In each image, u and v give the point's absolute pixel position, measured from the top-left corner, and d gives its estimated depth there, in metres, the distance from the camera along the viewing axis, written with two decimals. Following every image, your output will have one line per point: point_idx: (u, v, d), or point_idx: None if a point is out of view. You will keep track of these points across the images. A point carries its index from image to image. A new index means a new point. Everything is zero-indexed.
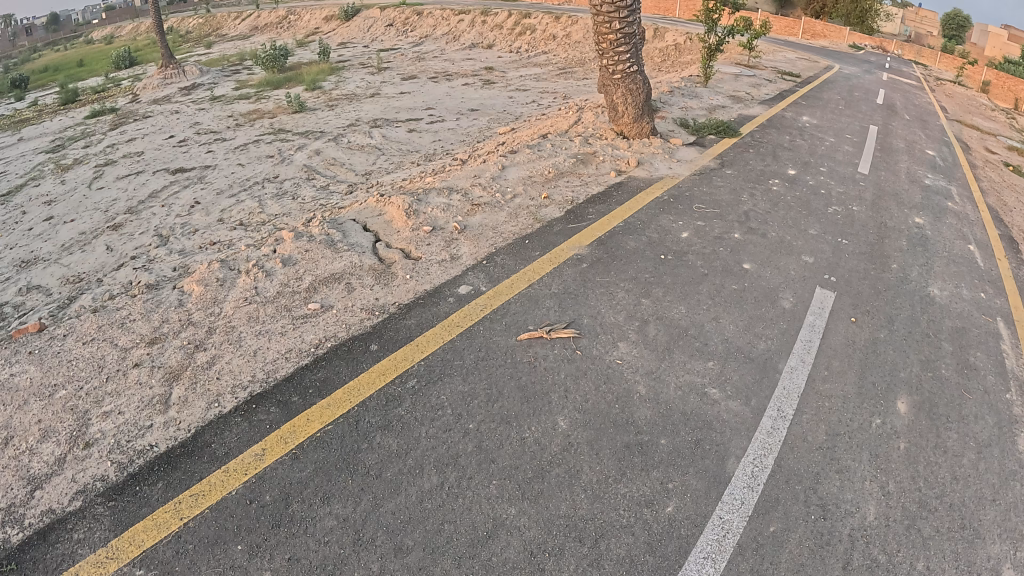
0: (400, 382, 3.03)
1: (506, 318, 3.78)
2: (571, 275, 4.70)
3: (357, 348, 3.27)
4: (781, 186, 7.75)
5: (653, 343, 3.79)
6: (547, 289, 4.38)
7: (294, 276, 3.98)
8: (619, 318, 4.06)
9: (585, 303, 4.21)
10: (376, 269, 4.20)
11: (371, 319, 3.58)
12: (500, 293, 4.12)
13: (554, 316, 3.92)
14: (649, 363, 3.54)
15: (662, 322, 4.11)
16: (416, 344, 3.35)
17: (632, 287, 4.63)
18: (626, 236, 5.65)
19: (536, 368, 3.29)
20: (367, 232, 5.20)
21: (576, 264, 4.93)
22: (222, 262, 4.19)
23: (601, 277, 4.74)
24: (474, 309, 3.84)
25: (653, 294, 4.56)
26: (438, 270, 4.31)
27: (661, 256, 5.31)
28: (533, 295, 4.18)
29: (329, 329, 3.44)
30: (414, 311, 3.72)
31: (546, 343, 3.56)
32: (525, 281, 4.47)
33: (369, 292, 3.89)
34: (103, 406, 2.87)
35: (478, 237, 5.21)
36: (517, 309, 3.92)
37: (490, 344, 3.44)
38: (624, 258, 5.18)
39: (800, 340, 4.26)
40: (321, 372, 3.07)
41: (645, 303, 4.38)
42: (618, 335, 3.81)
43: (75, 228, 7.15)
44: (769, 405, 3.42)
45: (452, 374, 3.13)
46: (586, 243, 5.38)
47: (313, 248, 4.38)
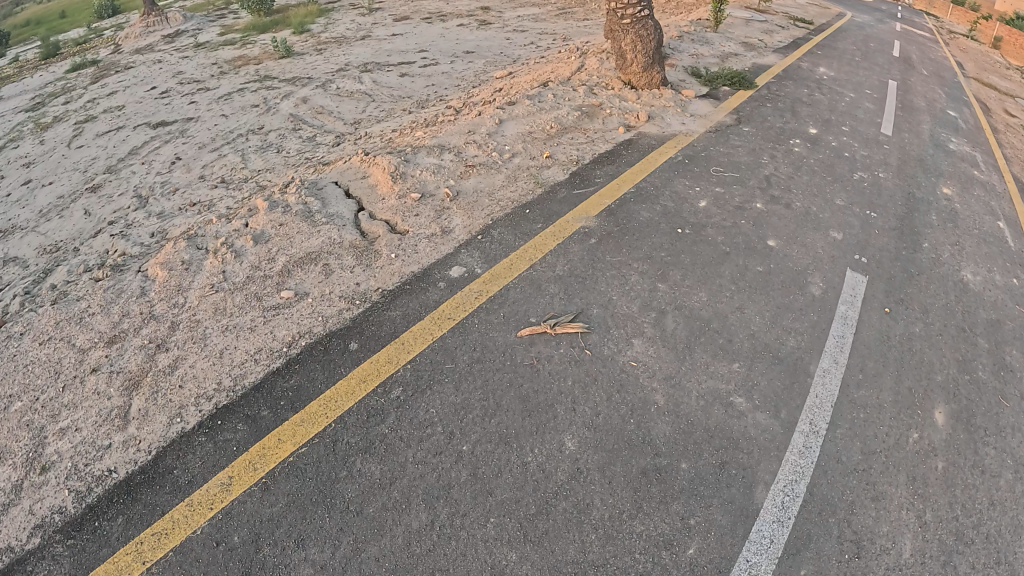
0: (383, 391, 2.68)
1: (505, 308, 3.37)
2: (575, 254, 4.26)
3: (335, 349, 2.90)
4: (802, 148, 7.16)
5: (669, 338, 3.39)
6: (548, 271, 3.95)
7: (267, 256, 3.57)
8: (631, 307, 3.64)
9: (592, 289, 3.79)
10: (357, 246, 3.77)
11: (351, 310, 3.19)
12: (496, 276, 3.69)
13: (558, 304, 3.50)
14: (667, 365, 3.15)
15: (680, 312, 3.70)
16: (402, 341, 2.97)
17: (643, 269, 4.21)
18: (636, 206, 5.17)
19: (540, 373, 2.90)
20: (351, 201, 4.74)
21: (581, 240, 4.48)
22: (189, 240, 3.77)
23: (609, 256, 4.30)
24: (467, 296, 3.43)
25: (668, 278, 4.14)
26: (428, 247, 3.87)
27: (676, 231, 4.85)
28: (533, 279, 3.76)
29: (305, 324, 3.06)
30: (400, 299, 3.32)
31: (550, 339, 3.16)
32: (526, 262, 4.04)
33: (349, 275, 3.47)
34: (60, 421, 2.59)
35: (472, 207, 4.73)
36: (517, 297, 3.51)
37: (485, 342, 3.05)
38: (635, 232, 4.72)
39: (831, 335, 3.88)
40: (294, 379, 2.72)
41: (662, 289, 3.96)
42: (630, 328, 3.41)
43: (54, 192, 6.67)
44: (800, 418, 3.07)
45: (442, 381, 2.76)
46: (593, 214, 4.92)
47: (288, 222, 3.94)
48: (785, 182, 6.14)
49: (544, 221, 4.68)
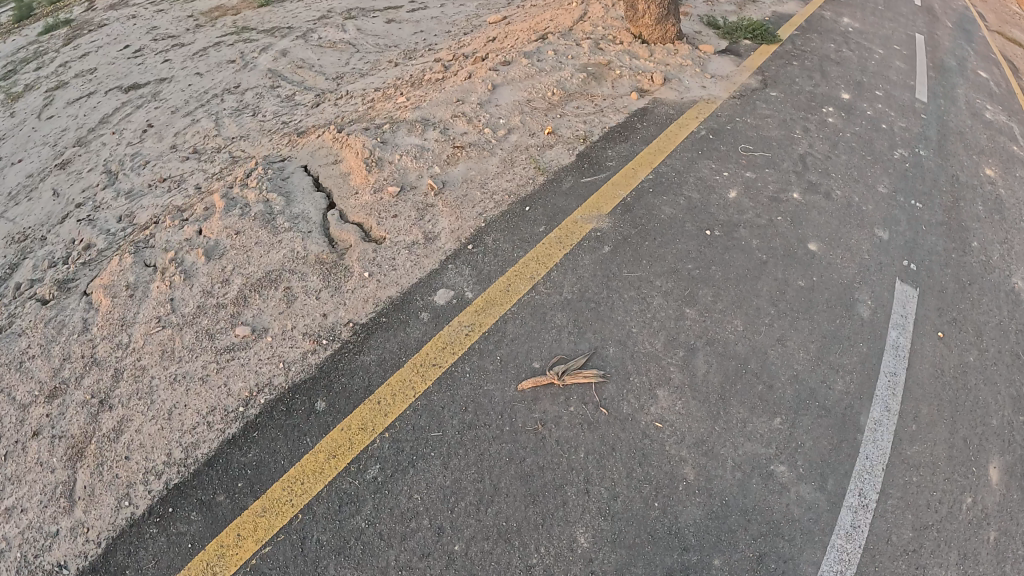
0: (356, 472, 2.40)
1: (502, 351, 2.92)
2: (583, 272, 3.55)
3: (300, 410, 2.57)
4: (836, 118, 6.21)
5: (698, 384, 3.00)
6: (549, 298, 3.31)
7: (220, 276, 3.12)
8: (654, 343, 3.19)
9: (608, 323, 3.26)
10: (323, 262, 3.24)
11: (318, 354, 2.78)
12: (488, 303, 3.18)
13: (562, 342, 3.04)
14: (694, 427, 2.79)
15: (712, 349, 3.24)
16: (377, 400, 2.62)
17: (665, 287, 3.59)
18: (655, 198, 4.33)
19: (546, 445, 2.57)
20: (320, 193, 3.83)
21: (591, 251, 3.73)
22: (135, 254, 3.35)
23: (626, 272, 3.64)
24: (454, 332, 2.96)
25: (693, 300, 3.54)
26: (409, 259, 3.33)
27: (703, 233, 4.08)
28: (532, 309, 3.22)
29: (265, 373, 2.68)
30: (376, 337, 2.87)
31: (556, 393, 2.77)
32: (527, 282, 3.37)
33: (315, 303, 3.00)
34: (3, 500, 2.34)
35: (460, 203, 3.81)
36: (514, 331, 3.05)
37: (478, 400, 2.67)
38: (656, 236, 3.98)
39: (883, 372, 3.38)
40: (252, 452, 2.43)
41: (689, 317, 3.43)
42: (653, 374, 3.00)
43: (22, 169, 6.21)
44: (848, 488, 2.76)
45: (424, 457, 2.46)
46: (605, 211, 4.08)
47: (245, 228, 3.41)
48: (825, 163, 5.26)
49: (554, 219, 3.90)
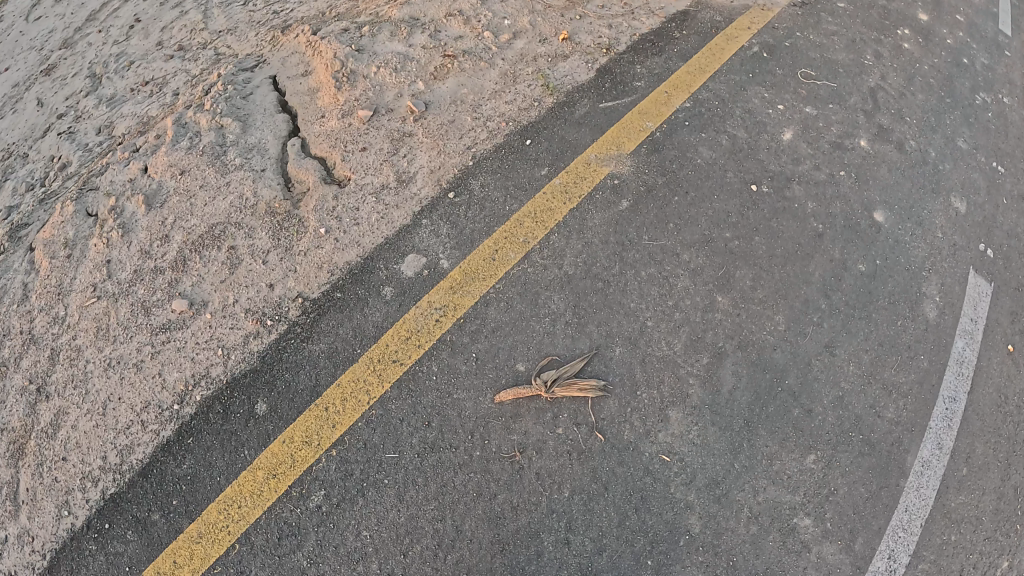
0: (298, 497, 2.18)
1: (482, 351, 2.39)
2: (591, 236, 2.76)
3: (238, 415, 2.30)
4: (932, 11, 4.20)
5: (719, 398, 2.53)
6: (545, 273, 2.59)
7: (160, 232, 2.67)
8: (672, 342, 2.59)
9: (617, 312, 2.58)
10: (275, 214, 2.69)
11: (260, 340, 2.40)
12: (467, 276, 2.54)
13: (556, 337, 2.46)
14: (707, 464, 2.40)
15: (746, 355, 2.65)
16: (324, 407, 2.29)
17: (695, 265, 2.84)
18: (690, 136, 3.26)
19: (522, 478, 2.22)
20: (283, 113, 3.10)
21: (604, 208, 2.90)
22: (76, 201, 2.82)
23: (646, 240, 2.84)
24: (422, 317, 2.44)
25: (727, 285, 2.82)
26: (377, 211, 2.66)
27: (746, 189, 3.12)
28: (523, 285, 2.55)
29: (202, 363, 2.38)
30: (328, 320, 2.42)
31: (542, 407, 2.33)
32: (519, 248, 2.64)
33: (260, 269, 2.54)
34: None
35: (444, 131, 3.02)
36: (496, 316, 2.47)
37: (445, 414, 2.27)
38: (690, 189, 3.08)
39: (939, 397, 2.72)
40: (185, 464, 2.26)
41: (720, 309, 2.74)
42: (667, 389, 2.48)
43: (1, 78, 4.23)
44: (877, 553, 2.42)
45: (376, 485, 2.18)
46: (626, 151, 3.15)
47: (191, 165, 2.84)
48: (921, 83, 3.75)
49: (562, 159, 3.03)
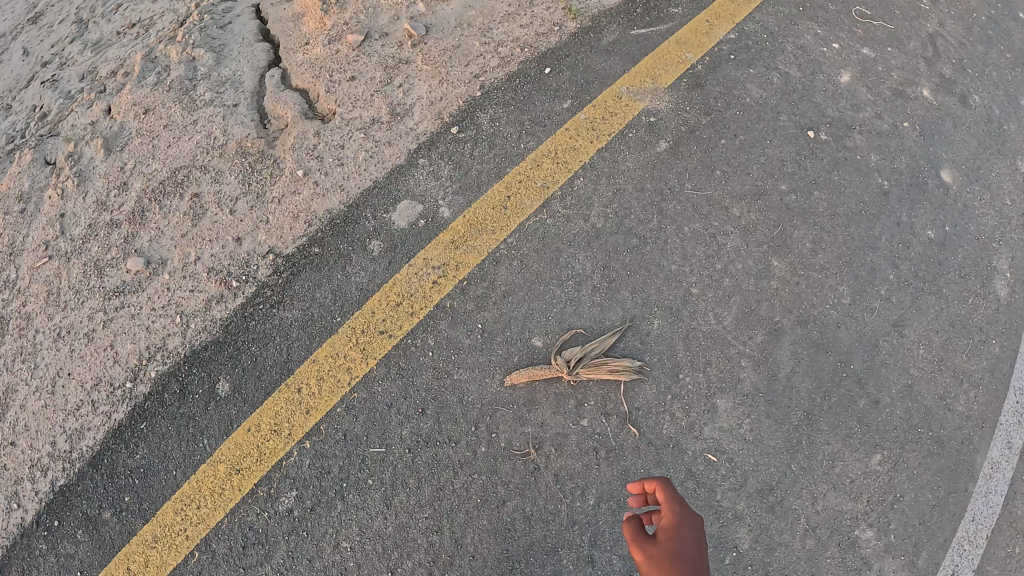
0: (266, 499, 1.77)
1: (490, 322, 1.87)
2: (622, 182, 2.21)
3: (196, 397, 1.85)
4: None
5: (776, 383, 2.08)
6: (568, 227, 2.00)
7: (118, 178, 2.14)
8: (721, 315, 2.10)
9: (655, 276, 2.02)
10: (246, 155, 2.12)
11: (225, 307, 1.90)
12: (472, 230, 1.98)
13: (581, 304, 1.88)
14: (760, 466, 2.00)
15: (806, 333, 2.16)
16: (297, 388, 1.83)
17: (746, 222, 2.29)
18: (737, 72, 2.51)
19: (536, 482, 1.78)
20: (265, 42, 2.40)
21: (639, 148, 2.32)
22: (35, 150, 2.30)
23: (688, 187, 2.29)
24: (416, 278, 1.91)
25: (784, 245, 2.28)
26: (364, 151, 2.10)
27: (801, 135, 2.45)
28: (542, 239, 1.95)
29: (159, 333, 1.89)
30: (303, 282, 1.91)
31: (563, 392, 1.85)
32: (536, 195, 2.05)
33: (228, 221, 2.00)
34: None
35: (447, 57, 2.32)
36: (507, 278, 1.91)
37: (443, 399, 1.83)
38: (738, 131, 2.42)
39: (1012, 389, 2.18)
40: (139, 454, 1.82)
41: (775, 275, 2.23)
42: (715, 372, 1.99)
43: None
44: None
45: (359, 485, 1.77)
46: (662, 84, 2.46)
47: (157, 104, 2.25)
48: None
49: (587, 89, 2.38)
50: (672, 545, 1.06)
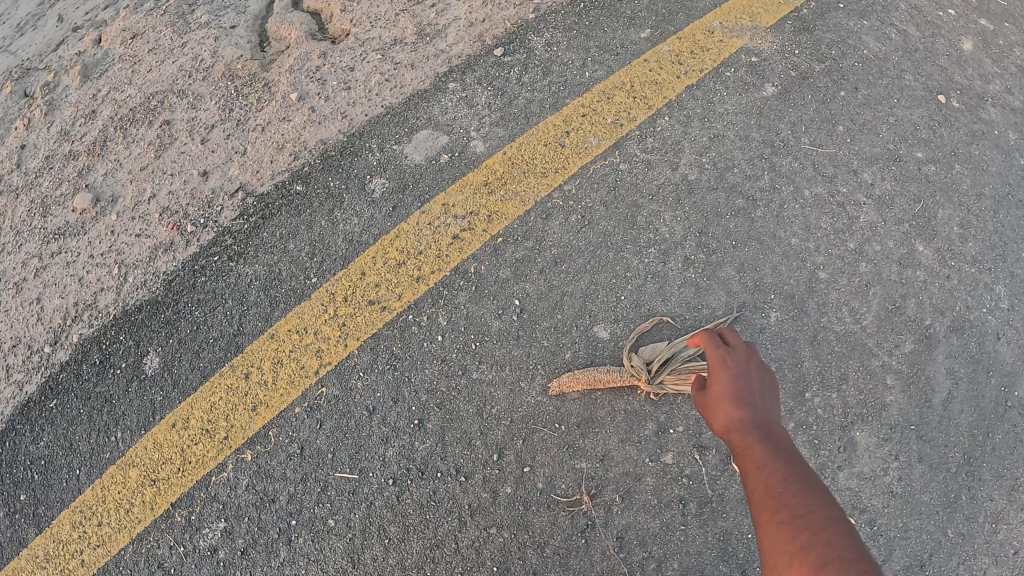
0: (184, 528, 1.20)
1: (531, 299, 1.28)
2: (721, 128, 1.52)
3: (120, 372, 1.31)
4: None
5: (929, 413, 1.36)
6: (648, 175, 1.40)
7: (88, 108, 1.61)
8: (857, 310, 1.43)
9: (771, 251, 1.43)
10: (234, 79, 1.56)
11: (172, 258, 1.37)
12: (514, 170, 1.41)
13: (669, 284, 1.29)
14: (910, 532, 1.30)
15: (964, 346, 1.42)
16: (245, 373, 1.27)
17: (881, 193, 1.56)
18: (848, 21, 1.81)
19: (585, 547, 1.15)
20: None
21: (739, 91, 1.60)
22: (15, 81, 1.76)
23: (806, 142, 1.59)
24: (427, 230, 1.35)
25: (926, 226, 1.53)
26: (378, 74, 1.52)
27: (929, 99, 1.70)
28: (614, 189, 1.38)
29: (91, 288, 1.37)
30: (274, 230, 1.37)
31: (637, 410, 1.21)
32: (606, 131, 1.46)
33: (197, 150, 1.47)
34: None
35: None
36: (560, 238, 1.33)
37: (450, 407, 1.22)
38: (860, 84, 1.71)
39: None
40: (45, 441, 1.29)
41: (920, 264, 1.49)
42: (853, 395, 1.36)
43: None
44: None
45: (317, 525, 1.18)
46: (763, 25, 1.77)
47: (147, 28, 1.71)
48: None
49: (670, 19, 1.69)
50: (722, 386, 0.89)
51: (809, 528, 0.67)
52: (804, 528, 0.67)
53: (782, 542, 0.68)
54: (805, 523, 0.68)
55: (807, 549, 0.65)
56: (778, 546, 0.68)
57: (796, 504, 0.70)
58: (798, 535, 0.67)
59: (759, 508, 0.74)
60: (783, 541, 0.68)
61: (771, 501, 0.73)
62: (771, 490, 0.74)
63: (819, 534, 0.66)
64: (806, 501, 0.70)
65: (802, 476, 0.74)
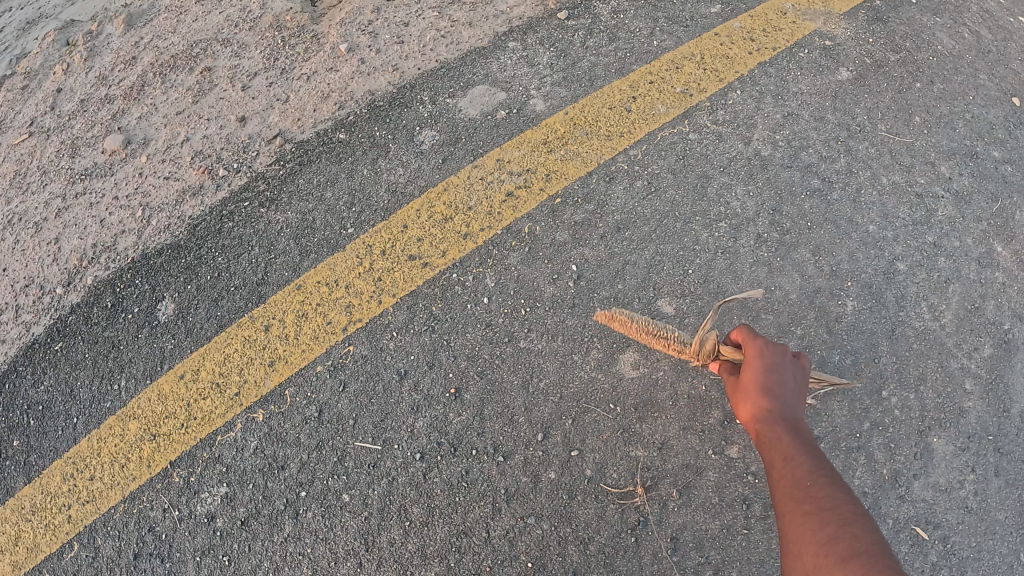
0: (181, 490, 1.09)
1: (590, 265, 1.18)
2: (795, 105, 1.42)
3: (131, 317, 1.23)
4: None
5: (1007, 423, 1.21)
6: (720, 146, 1.30)
7: (128, 54, 1.58)
8: (936, 306, 1.30)
9: (847, 236, 1.33)
10: (281, 30, 1.52)
11: (199, 203, 1.31)
12: (576, 131, 1.31)
13: (740, 260, 1.18)
14: (988, 554, 1.13)
15: None
16: (266, 326, 1.18)
17: (958, 188, 1.43)
18: (923, 16, 1.71)
19: (636, 548, 1.01)
20: None
21: (814, 73, 1.49)
22: (59, 31, 1.73)
23: (882, 129, 1.48)
24: (478, 185, 1.26)
25: (1005, 227, 1.39)
26: (434, 30, 1.44)
27: (1003, 100, 1.59)
28: (683, 157, 1.28)
29: (112, 230, 1.31)
30: (310, 178, 1.30)
31: (703, 395, 1.09)
32: (675, 100, 1.36)
33: (236, 98, 1.42)
34: None
35: None
36: (624, 203, 1.23)
37: (493, 377, 1.11)
38: (936, 77, 1.60)
39: None
40: (45, 385, 1.21)
41: (999, 265, 1.35)
42: (933, 398, 1.23)
43: None
44: None
45: (329, 500, 1.06)
46: (836, 11, 1.68)
47: None
48: None
49: None
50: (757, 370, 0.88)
51: (836, 520, 0.69)
52: (833, 520, 0.69)
53: (811, 532, 0.70)
54: (835, 518, 0.70)
55: (837, 542, 0.67)
56: (806, 536, 0.70)
57: (823, 498, 0.73)
58: (827, 528, 0.69)
59: (784, 498, 0.76)
60: (811, 532, 0.70)
61: (798, 494, 0.75)
62: (799, 483, 0.76)
63: (848, 529, 0.68)
64: (833, 496, 0.72)
65: (830, 472, 0.76)
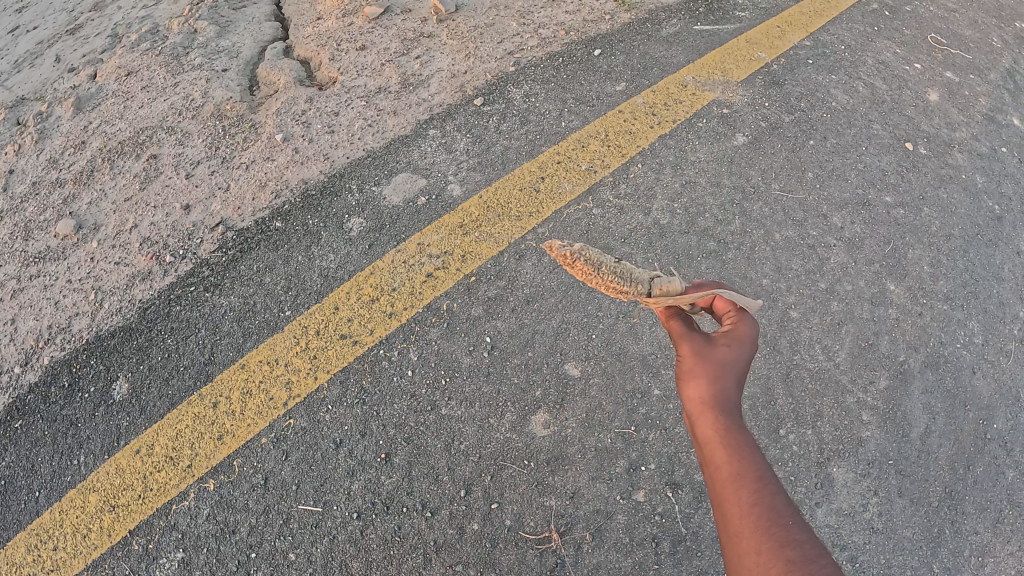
0: (139, 558, 1.16)
1: (503, 336, 1.31)
2: (693, 173, 1.60)
3: (87, 394, 1.31)
4: None
5: (907, 447, 1.36)
6: (620, 219, 1.48)
7: (78, 138, 1.68)
8: (830, 347, 1.45)
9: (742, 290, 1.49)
10: (222, 119, 1.64)
11: (148, 286, 1.40)
12: (489, 213, 1.46)
13: (640, 321, 1.33)
14: (893, 569, 1.24)
15: (940, 382, 1.43)
16: (214, 403, 1.28)
17: (850, 235, 1.60)
18: (818, 76, 1.91)
19: None
20: (275, 21, 1.96)
21: (713, 140, 1.69)
22: (8, 110, 1.83)
23: (775, 187, 1.64)
24: (401, 268, 1.39)
25: (896, 266, 1.57)
26: (361, 119, 1.60)
27: (897, 146, 1.78)
28: (586, 232, 1.46)
29: (66, 312, 1.40)
30: (252, 262, 1.41)
31: (608, 447, 1.22)
32: (579, 177, 1.54)
33: (180, 186, 1.53)
34: None
35: (477, 34, 1.81)
36: (532, 277, 1.38)
37: (418, 442, 1.22)
38: (829, 133, 1.78)
39: None
40: (6, 461, 1.27)
41: (892, 302, 1.51)
42: (830, 431, 1.36)
43: None
44: None
45: (276, 560, 1.14)
46: (734, 78, 1.86)
47: (142, 67, 1.81)
48: None
49: (645, 74, 1.79)
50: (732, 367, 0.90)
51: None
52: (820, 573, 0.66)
53: None
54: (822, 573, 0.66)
55: None
56: None
57: (805, 544, 0.69)
58: None
59: (758, 528, 0.72)
60: None
61: (775, 529, 0.72)
62: (773, 516, 0.73)
63: None
64: (812, 543, 0.70)
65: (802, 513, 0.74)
